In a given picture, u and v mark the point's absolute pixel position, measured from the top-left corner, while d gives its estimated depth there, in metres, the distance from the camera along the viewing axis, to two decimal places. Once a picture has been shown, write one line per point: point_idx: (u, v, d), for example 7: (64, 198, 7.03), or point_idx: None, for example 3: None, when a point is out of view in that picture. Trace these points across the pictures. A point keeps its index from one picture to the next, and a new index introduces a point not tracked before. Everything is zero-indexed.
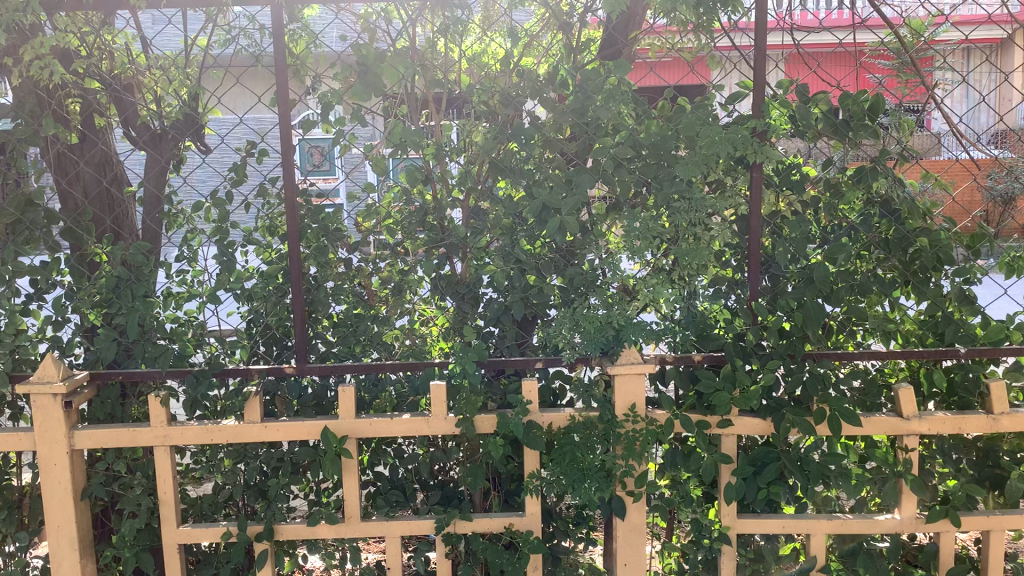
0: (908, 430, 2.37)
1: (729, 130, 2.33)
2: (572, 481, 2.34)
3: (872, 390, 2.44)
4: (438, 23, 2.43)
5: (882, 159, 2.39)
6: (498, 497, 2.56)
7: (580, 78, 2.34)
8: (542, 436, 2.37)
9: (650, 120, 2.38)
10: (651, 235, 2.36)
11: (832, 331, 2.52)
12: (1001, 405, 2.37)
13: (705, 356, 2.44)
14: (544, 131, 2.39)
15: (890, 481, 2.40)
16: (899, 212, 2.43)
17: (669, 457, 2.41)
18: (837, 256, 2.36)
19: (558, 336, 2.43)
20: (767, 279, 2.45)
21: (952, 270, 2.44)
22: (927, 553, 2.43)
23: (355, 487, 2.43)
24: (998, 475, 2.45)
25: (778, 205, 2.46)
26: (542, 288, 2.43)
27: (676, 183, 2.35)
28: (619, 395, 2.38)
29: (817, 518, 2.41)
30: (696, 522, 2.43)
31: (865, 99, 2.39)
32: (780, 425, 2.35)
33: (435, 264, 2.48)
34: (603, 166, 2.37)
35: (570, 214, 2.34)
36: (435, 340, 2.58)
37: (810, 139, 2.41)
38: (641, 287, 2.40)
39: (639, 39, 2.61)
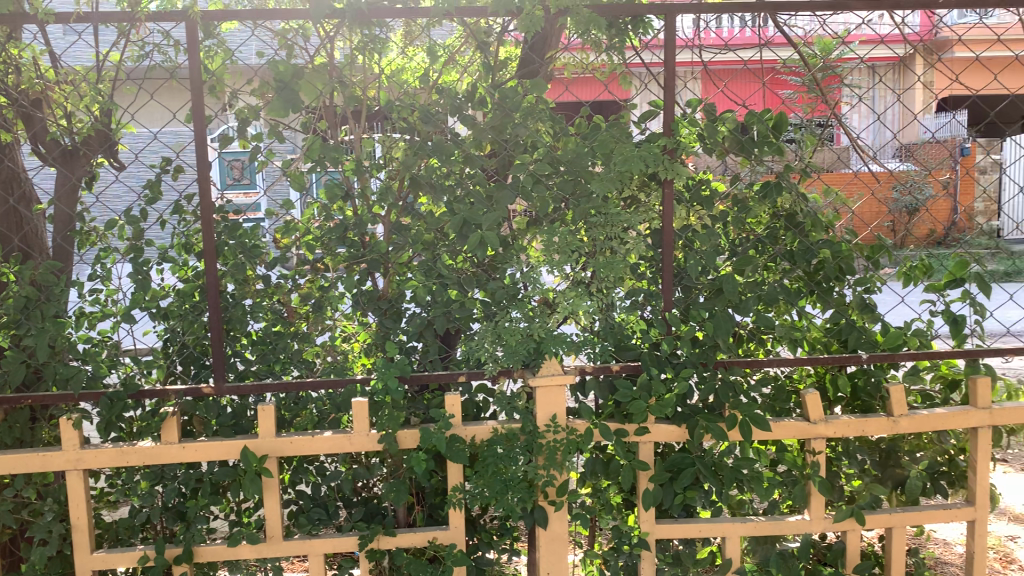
0: (816, 434, 2.47)
1: (642, 148, 2.40)
2: (496, 492, 2.36)
3: (782, 396, 2.57)
4: (357, 41, 2.43)
5: (786, 174, 2.54)
6: (421, 512, 2.56)
7: (498, 96, 2.40)
8: (465, 449, 2.38)
9: (566, 137, 2.45)
10: (570, 249, 2.42)
11: (742, 339, 2.61)
12: (901, 408, 2.46)
13: (623, 366, 2.47)
14: (464, 147, 2.43)
15: (800, 483, 2.49)
16: (803, 225, 2.57)
17: (590, 465, 2.46)
18: (744, 267, 2.50)
19: (481, 350, 2.44)
20: (679, 290, 2.52)
21: (855, 280, 2.58)
22: (835, 551, 2.53)
23: (276, 506, 2.42)
24: (898, 474, 2.58)
25: (689, 220, 2.53)
26: (464, 302, 2.45)
27: (592, 199, 2.41)
28: (540, 406, 2.42)
29: (732, 521, 2.47)
30: (616, 529, 2.48)
31: (769, 117, 2.51)
32: (694, 431, 2.40)
33: (356, 280, 2.48)
34: (522, 182, 2.40)
35: (491, 230, 2.38)
36: (357, 356, 2.58)
37: (717, 156, 2.53)
38: (560, 300, 2.43)
39: (554, 57, 2.68)
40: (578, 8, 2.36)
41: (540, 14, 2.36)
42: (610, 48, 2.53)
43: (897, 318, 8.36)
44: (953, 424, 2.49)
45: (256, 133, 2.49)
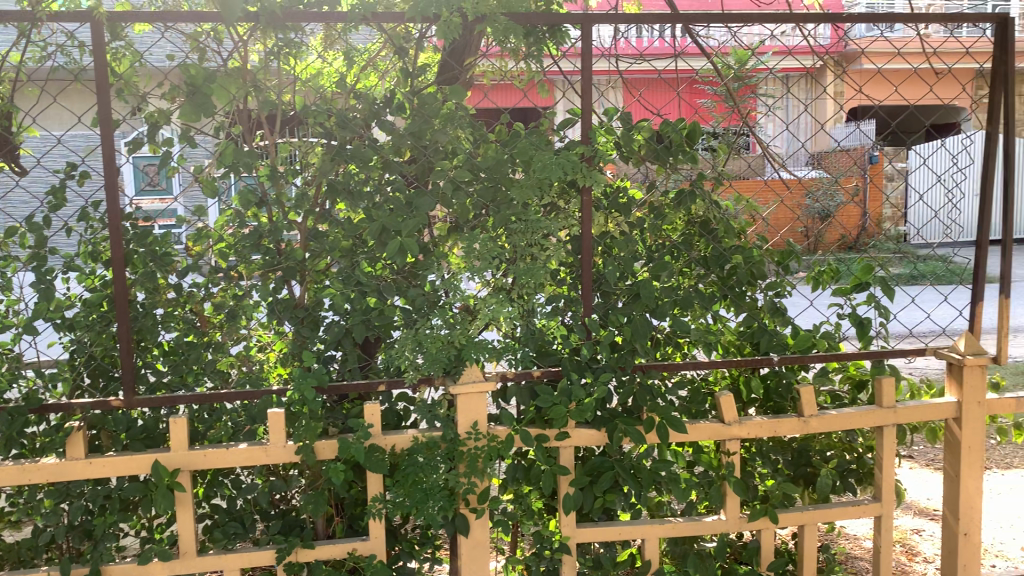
0: (730, 435, 2.51)
1: (560, 155, 2.41)
2: (416, 501, 2.32)
3: (697, 399, 2.60)
4: (271, 45, 2.39)
5: (700, 182, 2.63)
6: (341, 522, 2.54)
7: (417, 102, 2.40)
8: (385, 459, 2.35)
9: (487, 143, 2.46)
10: (491, 256, 2.41)
11: (659, 343, 2.66)
12: (811, 408, 2.52)
13: (543, 372, 2.48)
14: (382, 153, 2.41)
15: (716, 484, 2.52)
16: (717, 231, 2.69)
17: (511, 472, 2.46)
18: (660, 273, 2.54)
19: (402, 358, 2.38)
20: (599, 295, 2.54)
21: (765, 285, 2.67)
22: (750, 550, 2.58)
23: (189, 522, 2.34)
24: (810, 473, 2.68)
25: (607, 227, 2.57)
26: (383, 310, 2.42)
27: (512, 206, 2.42)
28: (462, 413, 2.40)
29: (650, 522, 2.50)
30: (537, 534, 2.49)
31: (682, 126, 2.59)
32: (613, 434, 2.42)
33: (272, 289, 2.45)
34: (442, 188, 2.39)
35: (410, 236, 2.36)
36: (273, 365, 2.54)
37: (635, 164, 2.59)
38: (481, 307, 2.42)
39: (473, 63, 2.66)
40: (494, 15, 2.35)
41: (457, 21, 2.34)
42: (529, 56, 2.51)
43: (809, 319, 8.66)
44: (860, 423, 2.55)
45: (167, 139, 2.44)
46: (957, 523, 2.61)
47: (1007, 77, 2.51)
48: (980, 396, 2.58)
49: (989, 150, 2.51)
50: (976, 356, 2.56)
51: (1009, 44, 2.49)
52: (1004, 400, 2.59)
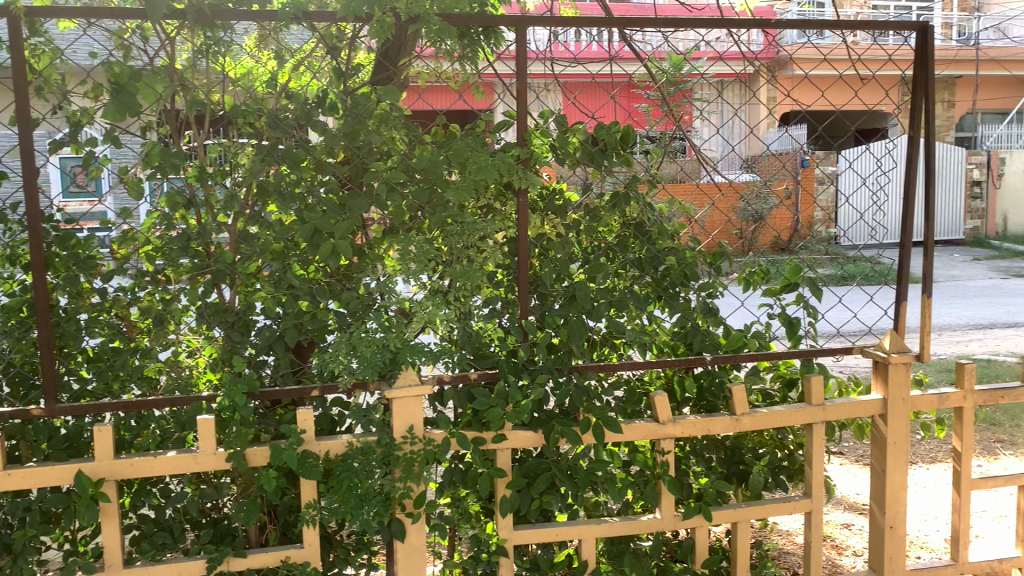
0: (665, 435, 2.53)
1: (496, 157, 2.39)
2: (352, 507, 2.29)
3: (633, 399, 2.64)
4: (199, 43, 2.33)
5: (633, 185, 2.66)
6: (275, 531, 2.49)
7: (350, 103, 2.37)
8: (319, 465, 2.31)
9: (420, 146, 2.45)
10: (426, 258, 2.38)
11: (595, 344, 2.73)
12: (743, 407, 2.56)
13: (480, 374, 2.45)
14: (314, 154, 2.36)
15: (651, 483, 2.55)
16: (650, 233, 2.71)
17: (448, 476, 2.43)
18: (596, 275, 2.56)
19: (335, 362, 2.34)
20: (535, 297, 2.54)
21: (697, 285, 2.71)
22: (685, 548, 2.60)
23: (115, 534, 2.27)
24: (743, 470, 2.73)
25: (543, 229, 2.58)
26: (316, 313, 2.38)
27: (448, 208, 2.39)
28: (398, 417, 2.36)
29: (587, 523, 2.50)
30: (475, 537, 2.47)
31: (617, 130, 2.62)
32: (550, 436, 2.42)
33: (201, 293, 2.40)
34: (376, 190, 2.36)
35: (343, 239, 2.32)
36: (203, 372, 2.46)
37: (569, 167, 2.59)
38: (417, 309, 2.39)
39: (409, 65, 2.65)
40: (429, 16, 2.32)
41: (391, 21, 2.32)
42: (463, 57, 2.52)
43: (742, 320, 8.85)
44: (791, 421, 2.60)
45: (89, 139, 2.37)
46: (883, 516, 2.68)
47: (927, 84, 2.58)
48: (905, 393, 2.65)
49: (911, 154, 2.59)
50: (901, 355, 2.63)
51: (929, 51, 2.57)
52: (928, 397, 2.66)
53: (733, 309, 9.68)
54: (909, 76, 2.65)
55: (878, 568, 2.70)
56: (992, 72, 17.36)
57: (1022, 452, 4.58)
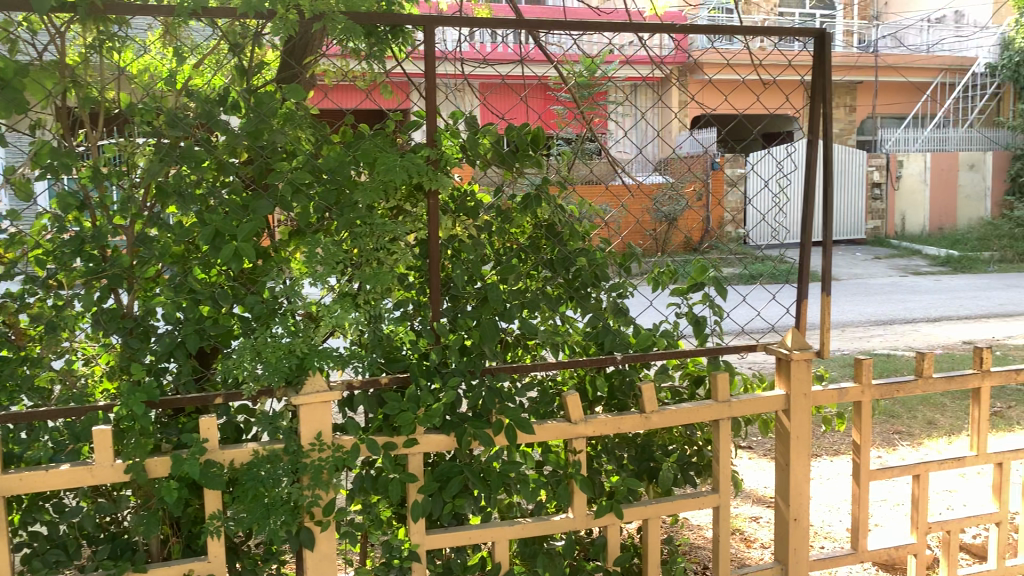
0: (576, 434, 2.54)
1: (406, 158, 2.36)
2: (257, 517, 2.22)
3: (545, 399, 2.64)
4: (91, 38, 2.25)
5: (544, 187, 2.66)
6: (178, 543, 2.41)
7: (253, 101, 2.30)
8: (223, 475, 2.23)
9: (327, 146, 2.41)
10: (335, 260, 2.32)
11: (509, 347, 2.74)
12: (652, 404, 2.60)
13: (392, 378, 2.44)
14: (216, 154, 2.30)
15: (563, 482, 2.55)
16: (561, 235, 2.73)
17: (358, 482, 2.40)
18: (508, 276, 2.57)
19: (240, 368, 2.27)
20: (448, 300, 2.52)
21: (609, 285, 2.73)
22: (597, 546, 2.62)
23: (4, 553, 2.15)
24: (653, 467, 2.78)
25: (455, 230, 2.57)
26: (219, 318, 2.33)
27: (357, 209, 2.32)
28: (305, 423, 2.32)
29: (499, 525, 2.49)
30: (386, 543, 2.43)
31: (527, 132, 2.61)
32: (462, 439, 2.38)
33: (96, 299, 2.30)
34: (280, 191, 2.28)
35: (246, 242, 2.26)
36: (99, 380, 2.42)
37: (481, 168, 2.58)
38: (325, 313, 2.32)
39: (314, 63, 2.67)
40: (334, 15, 2.26)
41: (294, 18, 2.27)
42: (370, 56, 2.46)
43: (652, 319, 9.07)
44: (698, 417, 2.65)
45: None
46: (787, 509, 2.75)
47: (825, 89, 2.66)
48: (806, 388, 2.73)
49: (810, 157, 2.67)
50: (802, 352, 2.70)
51: (826, 58, 2.65)
52: (828, 392, 2.75)
53: (644, 309, 9.91)
54: (808, 81, 2.72)
55: (783, 560, 2.77)
56: (890, 78, 18.13)
57: (918, 442, 4.79)
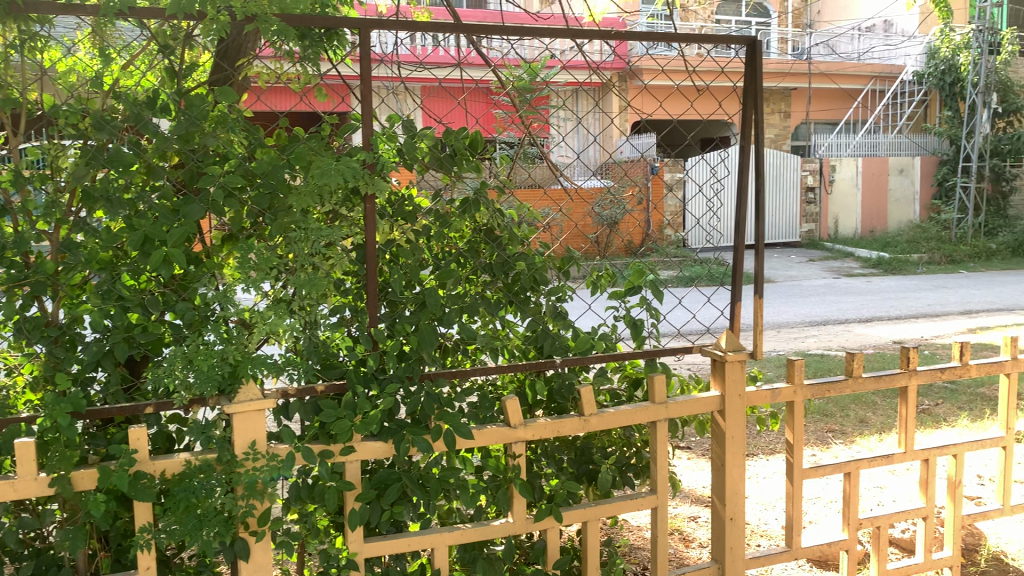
0: (516, 438, 2.53)
1: (342, 161, 2.32)
2: (189, 529, 2.17)
3: (485, 404, 2.61)
4: (12, 37, 2.17)
5: (482, 191, 2.65)
6: (107, 557, 2.35)
7: (184, 104, 2.26)
8: (153, 487, 2.17)
9: (261, 149, 2.36)
10: (268, 266, 2.28)
11: (448, 351, 2.70)
12: (591, 407, 2.60)
13: (328, 386, 2.40)
14: (144, 158, 2.26)
15: (502, 487, 2.54)
16: (501, 239, 2.73)
17: (294, 492, 2.36)
18: (447, 280, 2.53)
19: (171, 377, 2.21)
20: (385, 305, 2.50)
21: (548, 290, 2.77)
22: (536, 550, 2.63)
23: None
24: (592, 469, 2.81)
25: (393, 235, 2.54)
26: (147, 326, 2.26)
27: (291, 213, 2.30)
28: (239, 432, 2.27)
29: (439, 531, 2.48)
30: (324, 552, 2.39)
31: (465, 136, 2.59)
32: (400, 446, 2.35)
33: (19, 306, 2.20)
34: (212, 196, 2.23)
35: (176, 247, 2.21)
36: (21, 392, 2.36)
37: (419, 172, 2.54)
38: (258, 320, 2.29)
39: (247, 65, 2.65)
40: (267, 17, 2.23)
41: (224, 20, 2.23)
42: (305, 59, 2.41)
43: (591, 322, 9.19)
44: (636, 419, 2.66)
45: None
46: (724, 508, 2.78)
47: (757, 94, 2.71)
48: (740, 388, 2.77)
49: (742, 162, 2.72)
50: (736, 353, 2.74)
51: (758, 64, 2.70)
52: (762, 393, 2.80)
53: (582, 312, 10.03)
54: (739, 87, 2.76)
55: (720, 560, 2.81)
56: (823, 85, 18.60)
57: (850, 441, 4.91)
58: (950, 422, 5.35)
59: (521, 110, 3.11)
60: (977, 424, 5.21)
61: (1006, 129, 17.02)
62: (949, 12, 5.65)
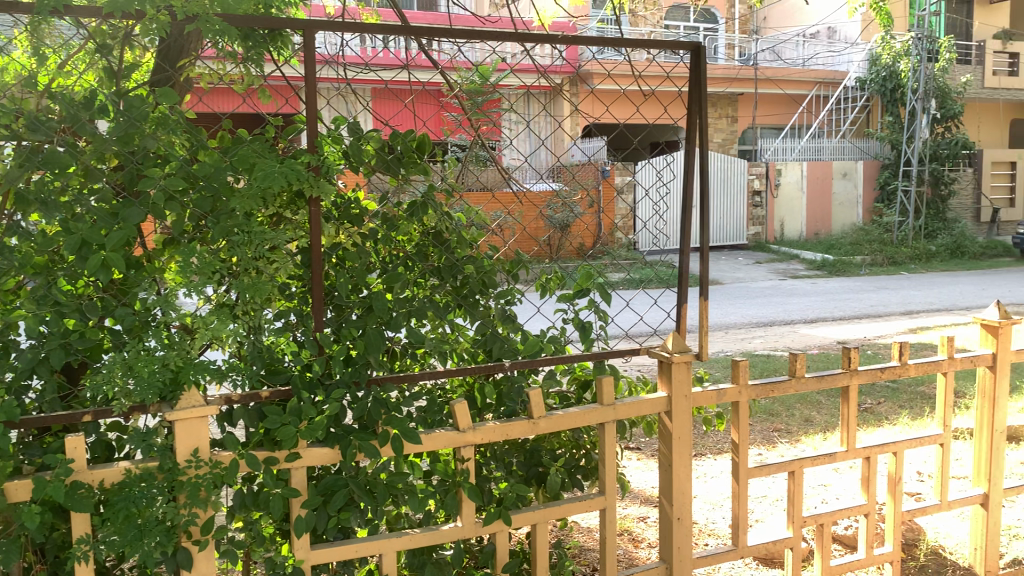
0: (464, 442, 2.52)
1: (285, 163, 2.29)
2: (129, 539, 2.12)
3: (434, 408, 2.62)
4: None
5: (430, 195, 2.64)
6: (43, 570, 2.29)
7: (123, 104, 2.19)
8: (90, 497, 2.13)
9: (203, 151, 2.30)
10: (210, 270, 2.24)
11: (396, 356, 2.72)
12: (540, 410, 2.60)
13: (273, 392, 2.36)
14: (82, 159, 2.20)
15: (451, 492, 2.54)
16: (449, 242, 2.70)
17: (238, 499, 2.32)
18: (393, 284, 2.52)
19: (110, 384, 2.16)
20: (331, 309, 2.47)
21: (496, 293, 2.76)
22: (485, 554, 2.62)
23: None
24: (541, 472, 2.82)
25: (338, 238, 2.51)
26: (85, 332, 2.20)
27: (234, 217, 2.26)
28: (180, 440, 2.22)
29: (387, 537, 2.46)
30: (270, 560, 2.37)
31: (412, 139, 2.59)
32: (346, 452, 2.34)
33: None
34: (152, 198, 2.18)
35: (115, 252, 2.15)
36: None
37: (365, 175, 2.56)
38: (200, 325, 2.26)
39: (188, 65, 2.60)
40: (208, 16, 2.18)
41: (163, 20, 2.19)
42: (246, 60, 2.40)
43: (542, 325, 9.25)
44: (584, 421, 2.67)
45: None
46: (671, 508, 2.81)
47: (700, 100, 2.76)
48: (687, 389, 2.80)
49: (687, 166, 2.75)
50: (683, 354, 2.76)
51: (701, 71, 2.73)
52: (707, 394, 2.84)
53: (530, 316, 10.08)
54: (684, 92, 2.79)
55: (667, 559, 2.84)
56: (769, 91, 18.95)
57: (795, 440, 5.01)
58: (891, 420, 5.48)
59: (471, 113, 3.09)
60: (917, 422, 5.35)
61: (944, 134, 17.52)
62: (891, 20, 5.78)
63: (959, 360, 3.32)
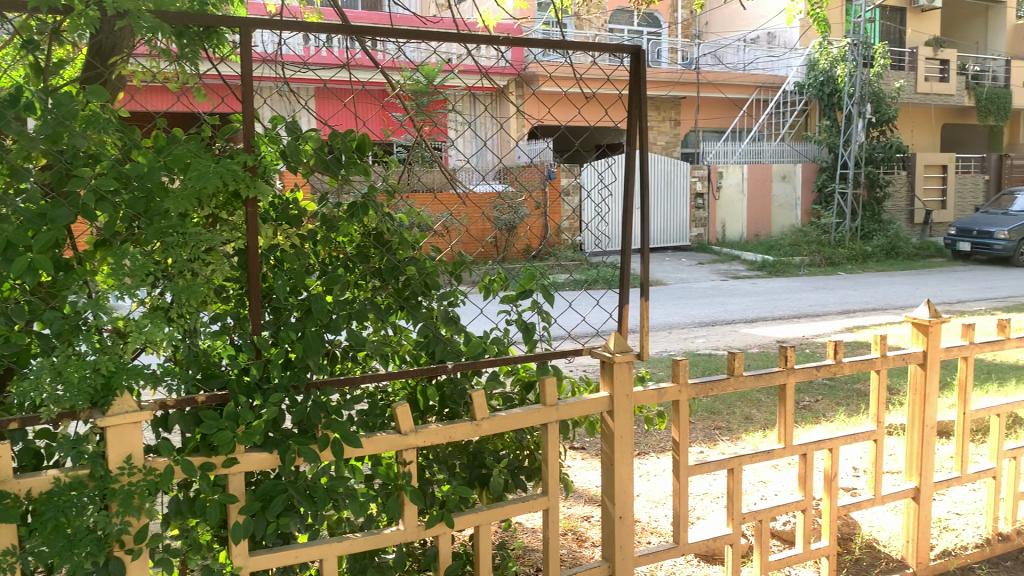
0: (406, 445, 2.50)
1: (221, 163, 2.25)
2: (58, 549, 2.06)
3: (376, 410, 2.60)
4: None
5: (370, 196, 2.61)
6: None
7: (51, 101, 2.12)
8: (17, 508, 2.05)
9: (137, 151, 2.27)
10: (144, 273, 2.18)
11: (337, 359, 2.66)
12: (482, 411, 2.60)
13: (209, 396, 2.31)
14: (6, 158, 2.12)
15: (393, 496, 2.51)
16: (390, 243, 2.69)
17: (174, 506, 2.29)
18: (333, 286, 2.49)
19: (38, 390, 2.08)
20: (269, 311, 2.43)
21: (439, 294, 2.76)
22: (428, 556, 2.61)
23: None
24: (484, 474, 2.81)
25: (276, 240, 2.48)
26: (11, 337, 2.12)
27: (167, 218, 2.20)
28: (112, 446, 2.17)
29: (327, 542, 2.43)
30: (205, 566, 2.29)
31: (353, 139, 2.54)
32: (285, 456, 2.30)
33: None
34: (81, 198, 2.12)
35: (42, 254, 2.08)
36: None
37: (302, 174, 2.48)
38: (133, 329, 2.17)
39: (120, 63, 2.53)
40: (139, 14, 2.12)
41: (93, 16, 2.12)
42: (181, 57, 2.33)
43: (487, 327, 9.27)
44: (526, 422, 2.68)
45: None
46: (613, 507, 2.83)
47: (641, 104, 2.77)
48: (628, 389, 2.83)
49: (627, 168, 2.77)
50: (624, 354, 2.78)
51: (642, 74, 2.74)
52: (649, 393, 2.87)
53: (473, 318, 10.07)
54: (625, 95, 2.81)
55: (610, 558, 2.85)
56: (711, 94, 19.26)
57: (737, 437, 5.09)
58: (828, 417, 5.61)
59: (415, 113, 3.07)
60: (853, 418, 5.48)
61: (879, 138, 17.98)
62: (828, 26, 5.92)
63: (891, 358, 3.41)
